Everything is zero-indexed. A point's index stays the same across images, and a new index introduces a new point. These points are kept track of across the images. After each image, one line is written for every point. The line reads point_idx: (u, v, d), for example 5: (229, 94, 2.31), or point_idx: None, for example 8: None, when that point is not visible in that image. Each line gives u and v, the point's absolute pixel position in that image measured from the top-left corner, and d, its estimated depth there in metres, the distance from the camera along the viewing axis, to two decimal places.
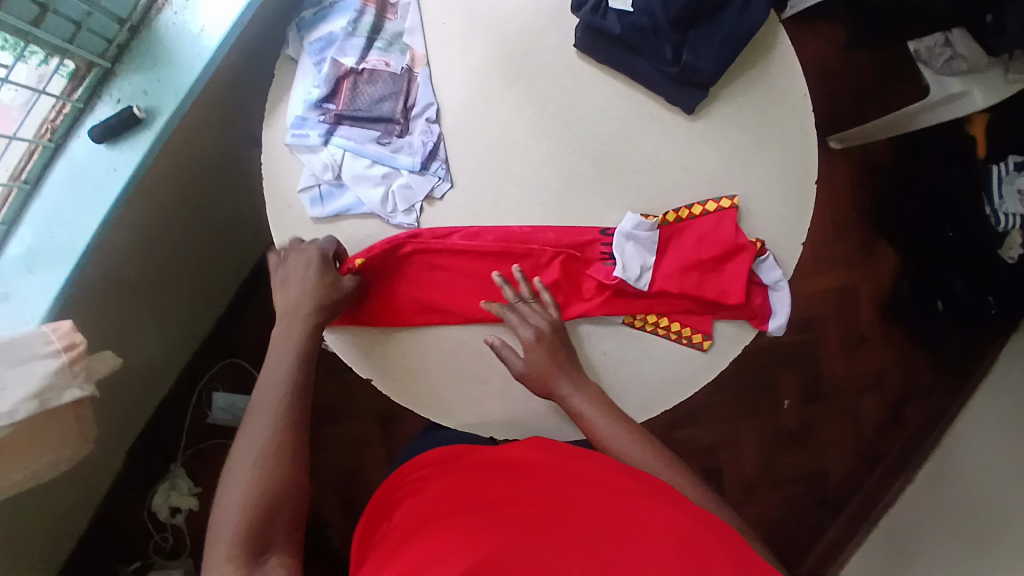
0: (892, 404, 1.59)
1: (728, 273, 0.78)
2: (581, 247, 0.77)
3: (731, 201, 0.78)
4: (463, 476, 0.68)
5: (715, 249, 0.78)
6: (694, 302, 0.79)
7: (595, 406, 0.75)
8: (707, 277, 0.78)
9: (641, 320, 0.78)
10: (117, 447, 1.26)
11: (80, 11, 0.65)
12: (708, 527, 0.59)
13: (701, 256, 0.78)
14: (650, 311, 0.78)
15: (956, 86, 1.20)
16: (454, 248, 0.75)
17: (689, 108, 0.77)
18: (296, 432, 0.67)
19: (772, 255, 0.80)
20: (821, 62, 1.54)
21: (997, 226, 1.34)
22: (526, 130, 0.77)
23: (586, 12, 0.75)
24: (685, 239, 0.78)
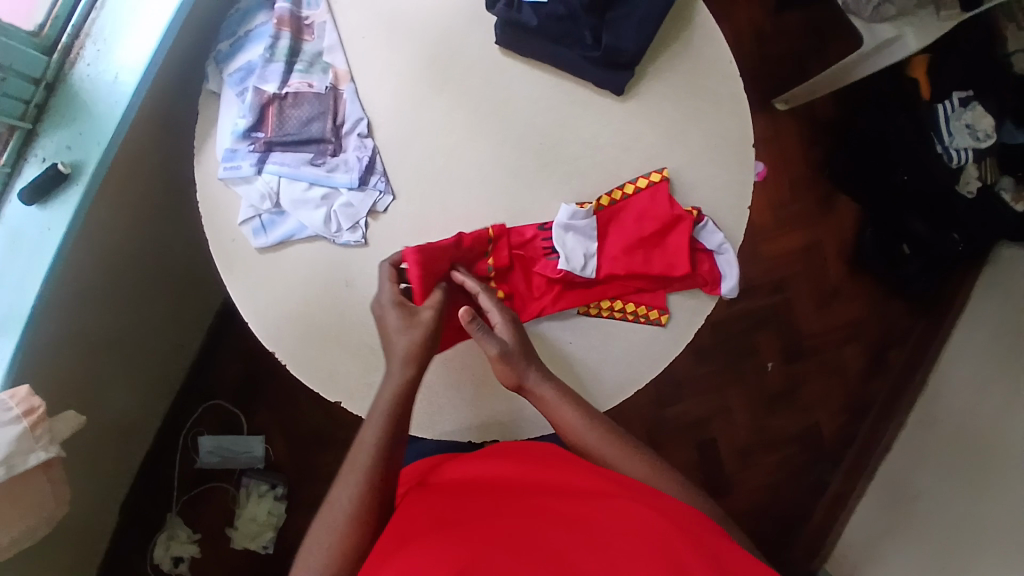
0: (874, 351, 1.60)
1: (671, 246, 0.78)
2: (525, 244, 0.77)
3: (660, 174, 0.79)
4: (456, 491, 0.70)
5: (656, 223, 0.78)
6: (644, 280, 0.79)
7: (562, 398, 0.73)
8: (649, 253, 0.78)
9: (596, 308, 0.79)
10: (109, 505, 1.24)
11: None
12: (686, 524, 0.61)
13: (644, 233, 0.78)
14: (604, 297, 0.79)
15: (888, 31, 1.21)
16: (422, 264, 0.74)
17: (619, 89, 0.78)
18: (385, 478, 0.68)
19: (711, 220, 0.80)
20: (754, 27, 1.56)
21: (952, 162, 1.37)
22: (461, 132, 0.77)
23: (501, 8, 0.75)
24: (625, 219, 0.79)
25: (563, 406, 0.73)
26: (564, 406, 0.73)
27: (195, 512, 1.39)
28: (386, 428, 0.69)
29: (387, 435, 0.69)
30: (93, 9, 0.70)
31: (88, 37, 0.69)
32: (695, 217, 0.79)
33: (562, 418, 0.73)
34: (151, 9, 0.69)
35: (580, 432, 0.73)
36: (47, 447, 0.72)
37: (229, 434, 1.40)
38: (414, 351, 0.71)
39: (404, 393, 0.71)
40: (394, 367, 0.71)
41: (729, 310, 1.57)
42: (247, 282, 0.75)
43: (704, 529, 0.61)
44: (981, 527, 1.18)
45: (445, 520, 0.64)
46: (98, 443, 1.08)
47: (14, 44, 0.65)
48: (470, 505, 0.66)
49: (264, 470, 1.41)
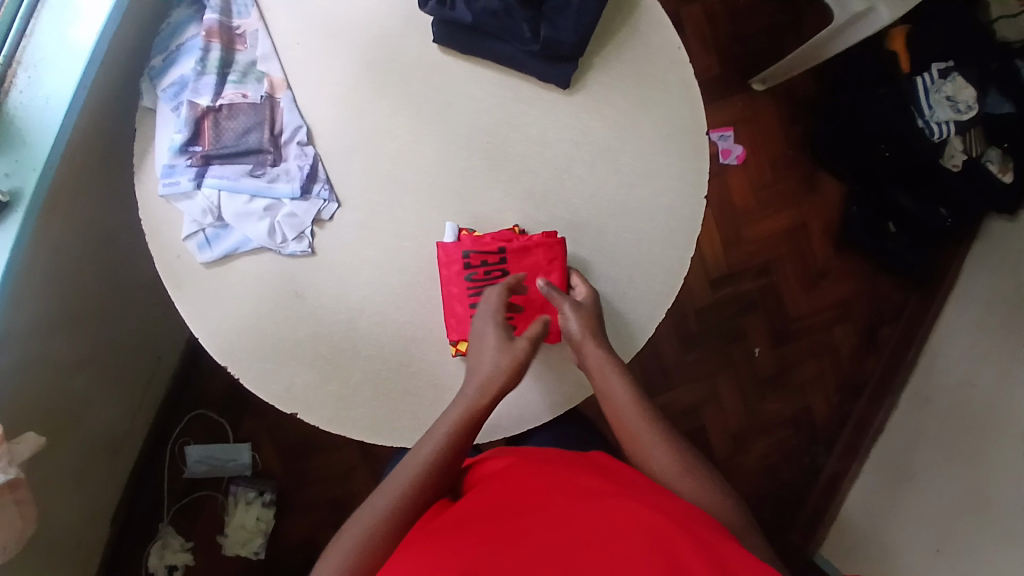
0: (866, 329, 1.57)
1: (547, 258, 0.76)
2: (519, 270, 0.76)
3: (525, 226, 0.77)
4: (466, 492, 0.70)
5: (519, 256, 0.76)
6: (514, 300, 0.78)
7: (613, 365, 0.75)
8: (531, 274, 0.77)
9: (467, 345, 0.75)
10: (98, 521, 1.24)
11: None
12: (689, 522, 0.61)
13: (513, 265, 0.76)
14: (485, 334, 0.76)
15: (859, 5, 1.17)
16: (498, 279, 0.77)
17: (563, 83, 0.77)
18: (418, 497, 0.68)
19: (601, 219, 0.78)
20: (727, 6, 1.53)
21: (934, 136, 1.34)
22: (405, 135, 0.76)
23: (434, 7, 0.73)
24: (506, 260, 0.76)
25: (614, 378, 0.75)
26: (611, 374, 0.75)
27: (187, 520, 1.40)
28: (434, 456, 0.69)
29: (434, 462, 0.69)
30: (23, 35, 0.68)
31: (18, 63, 0.67)
32: (516, 233, 0.77)
33: (609, 383, 0.75)
34: (79, 32, 0.68)
35: (622, 400, 0.75)
36: (6, 470, 0.72)
37: (216, 443, 1.41)
38: (483, 378, 0.72)
39: (473, 423, 0.71)
40: (468, 390, 0.72)
41: (715, 297, 1.54)
42: (195, 300, 0.74)
43: (683, 533, 0.57)
44: (982, 508, 1.16)
45: (451, 524, 0.64)
46: (83, 462, 1.08)
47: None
48: (477, 505, 0.66)
49: (252, 477, 1.42)
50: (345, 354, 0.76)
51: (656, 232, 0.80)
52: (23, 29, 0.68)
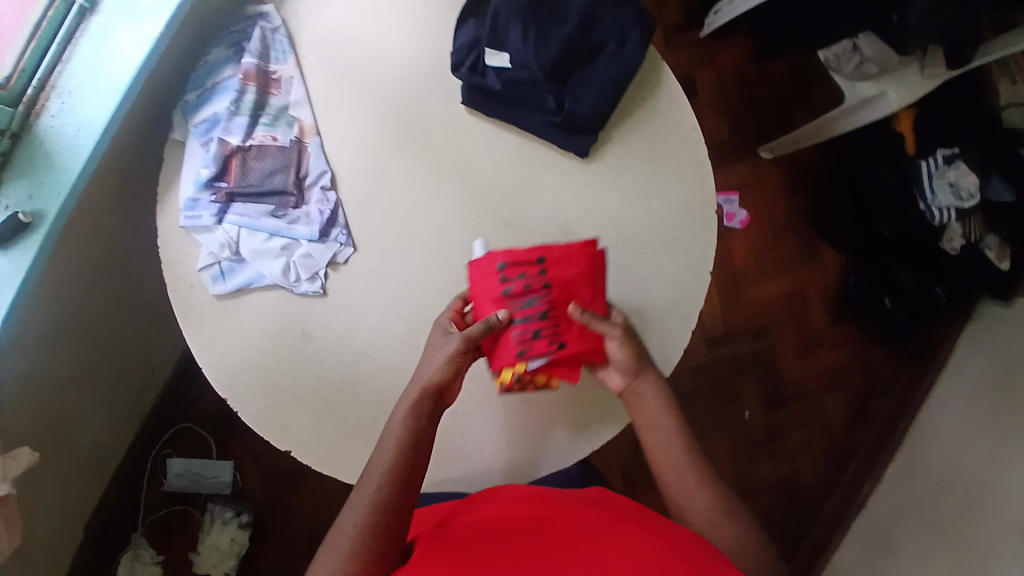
0: (855, 400, 1.59)
1: (593, 290, 0.73)
2: (562, 293, 0.72)
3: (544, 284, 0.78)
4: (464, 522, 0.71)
5: (570, 271, 0.72)
6: (553, 321, 0.71)
7: (658, 397, 0.76)
8: (575, 292, 0.72)
9: (512, 374, 0.69)
10: (72, 529, 1.22)
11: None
12: (682, 547, 0.63)
13: (563, 282, 0.72)
14: (531, 364, 0.69)
15: (870, 89, 1.23)
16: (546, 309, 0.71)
17: (582, 152, 0.79)
18: (390, 505, 0.68)
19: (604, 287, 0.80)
20: (742, 74, 1.57)
21: (934, 220, 1.36)
22: (424, 188, 0.78)
23: (465, 73, 0.76)
24: (553, 276, 0.72)
25: (655, 405, 0.76)
26: (655, 405, 0.76)
27: (163, 534, 1.39)
28: (393, 461, 0.69)
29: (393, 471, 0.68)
30: (59, 62, 0.70)
31: (53, 89, 0.69)
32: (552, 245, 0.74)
33: (650, 416, 0.76)
34: (114, 64, 0.69)
35: (661, 436, 0.76)
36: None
37: (199, 458, 1.40)
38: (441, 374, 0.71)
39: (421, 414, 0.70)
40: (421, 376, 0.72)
41: (709, 355, 1.55)
42: (202, 331, 0.75)
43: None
44: None
45: (454, 553, 0.65)
46: (65, 470, 1.07)
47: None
48: (477, 537, 0.68)
49: (231, 496, 1.40)
50: (343, 397, 0.76)
51: (659, 303, 0.81)
52: (59, 55, 0.70)
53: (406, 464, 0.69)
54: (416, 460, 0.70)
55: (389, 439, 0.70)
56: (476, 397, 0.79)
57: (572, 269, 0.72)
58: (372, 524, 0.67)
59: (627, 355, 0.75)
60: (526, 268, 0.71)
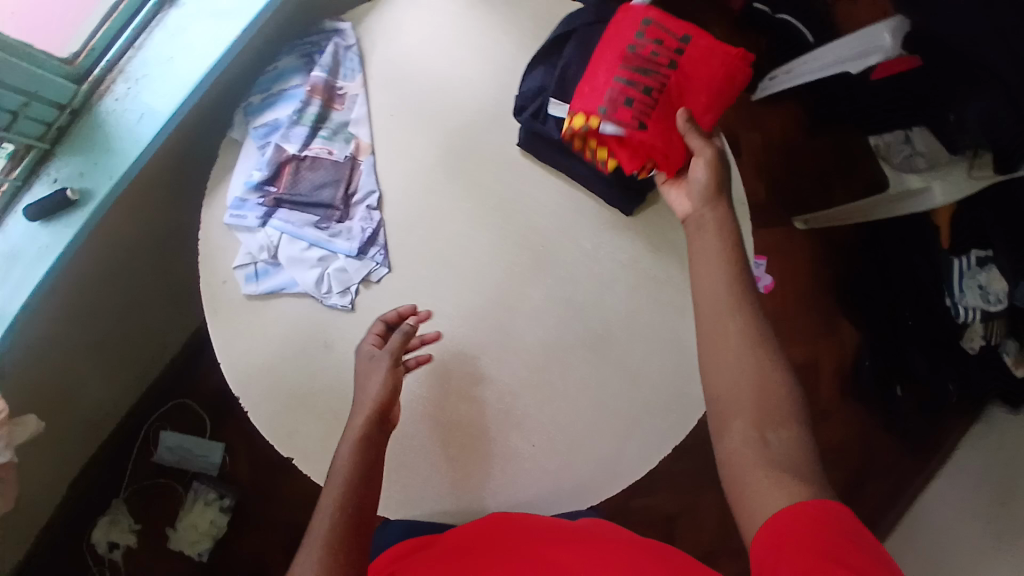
0: (853, 483, 1.57)
1: (710, 104, 0.74)
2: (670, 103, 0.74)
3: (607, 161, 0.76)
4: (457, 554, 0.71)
5: (695, 90, 0.74)
6: (654, 101, 0.74)
7: (722, 234, 0.69)
8: (693, 97, 0.74)
9: (584, 119, 0.73)
10: (54, 487, 1.22)
11: (18, 103, 0.63)
12: None
13: (680, 93, 0.74)
14: (606, 124, 0.72)
15: (916, 182, 1.23)
16: (654, 86, 0.74)
17: (628, 210, 0.80)
18: (351, 519, 0.64)
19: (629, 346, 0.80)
20: (788, 142, 1.58)
21: (957, 318, 1.34)
22: (467, 221, 0.78)
23: (526, 118, 0.76)
24: (670, 89, 0.74)
25: (715, 239, 0.69)
26: (717, 245, 0.69)
27: (143, 504, 1.38)
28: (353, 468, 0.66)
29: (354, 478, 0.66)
30: (131, 47, 0.71)
31: (121, 73, 0.70)
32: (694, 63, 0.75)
33: (707, 248, 0.69)
34: (185, 59, 0.70)
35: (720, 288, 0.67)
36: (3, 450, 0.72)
37: (192, 435, 1.40)
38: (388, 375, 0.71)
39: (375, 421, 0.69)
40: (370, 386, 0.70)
41: None
42: (227, 327, 0.75)
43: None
44: None
45: None
46: (62, 430, 1.07)
47: (45, 73, 0.64)
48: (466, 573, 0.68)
49: (218, 477, 1.40)
50: None
51: (681, 369, 0.80)
52: (131, 41, 0.71)
53: (364, 467, 0.67)
54: (373, 464, 0.67)
55: (346, 454, 0.67)
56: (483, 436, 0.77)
57: (699, 81, 0.74)
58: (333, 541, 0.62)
59: (706, 182, 0.71)
60: (653, 71, 0.74)
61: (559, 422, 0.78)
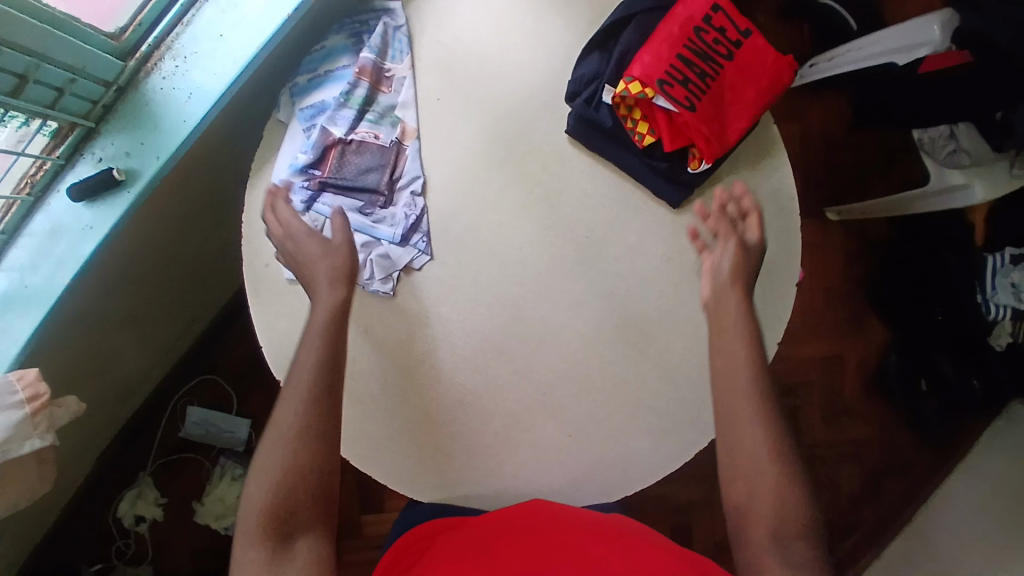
0: (868, 476, 1.57)
1: (761, 97, 0.73)
2: (722, 88, 0.72)
3: (648, 138, 0.74)
4: (480, 536, 0.71)
5: (749, 81, 0.73)
6: (708, 85, 0.72)
7: (742, 308, 0.73)
8: (745, 87, 0.73)
9: (639, 89, 0.71)
10: (84, 459, 1.23)
11: (63, 79, 0.62)
12: None
13: (734, 80, 0.73)
14: (659, 97, 0.71)
15: (958, 178, 1.19)
16: (709, 70, 0.72)
17: (676, 203, 0.78)
18: (312, 445, 0.64)
19: (671, 342, 0.79)
20: (825, 132, 1.54)
21: (987, 314, 1.36)
22: (512, 210, 0.77)
23: (580, 103, 0.74)
24: (725, 76, 0.73)
25: (736, 313, 0.73)
26: (737, 319, 0.72)
27: (169, 477, 1.41)
28: (308, 384, 0.65)
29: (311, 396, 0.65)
30: (179, 22, 0.68)
31: (169, 50, 0.68)
32: (751, 54, 0.73)
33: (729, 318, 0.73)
34: (237, 37, 0.68)
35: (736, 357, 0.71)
36: (44, 436, 0.67)
37: (220, 410, 1.40)
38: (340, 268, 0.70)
39: (333, 337, 0.68)
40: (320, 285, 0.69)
41: None
42: (269, 310, 0.75)
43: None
44: None
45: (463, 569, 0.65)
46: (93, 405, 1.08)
47: (91, 49, 0.62)
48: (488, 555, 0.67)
49: (243, 453, 1.41)
50: (390, 400, 0.77)
51: None
52: (180, 15, 0.68)
53: (325, 396, 0.65)
54: (331, 377, 0.66)
55: (302, 371, 0.66)
56: (522, 426, 0.77)
57: (753, 74, 0.73)
58: (293, 460, 0.63)
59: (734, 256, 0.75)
60: (710, 56, 0.72)
61: (596, 414, 0.78)
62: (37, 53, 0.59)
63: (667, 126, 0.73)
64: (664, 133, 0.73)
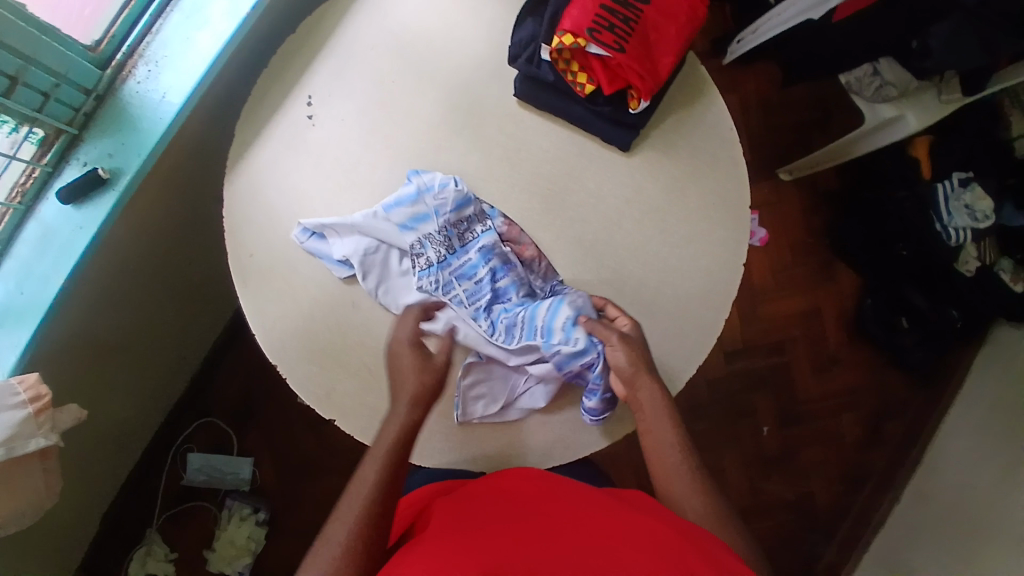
0: (871, 422, 1.58)
1: (681, 33, 0.80)
2: (646, 29, 0.79)
3: (588, 86, 0.80)
4: (480, 501, 0.71)
5: (669, 20, 0.80)
6: (633, 29, 0.78)
7: (658, 406, 0.75)
8: (666, 26, 0.80)
9: (573, 39, 0.76)
10: (89, 517, 1.23)
11: (48, 83, 0.68)
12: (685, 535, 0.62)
13: (656, 22, 0.79)
14: (592, 46, 0.77)
15: (889, 111, 1.27)
16: (633, 15, 0.79)
17: (625, 144, 0.83)
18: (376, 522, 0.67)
19: (645, 276, 0.83)
20: (763, 99, 1.64)
21: (951, 241, 1.39)
22: (475, 172, 0.82)
23: (522, 63, 0.80)
24: (648, 19, 0.79)
25: (658, 413, 0.75)
26: (659, 419, 0.75)
27: (175, 529, 1.37)
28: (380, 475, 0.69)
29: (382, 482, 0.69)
30: (150, 32, 0.75)
31: (142, 57, 0.74)
32: None
33: (650, 421, 0.75)
34: (203, 38, 0.74)
35: (661, 442, 0.75)
36: (49, 434, 0.72)
37: (221, 455, 1.39)
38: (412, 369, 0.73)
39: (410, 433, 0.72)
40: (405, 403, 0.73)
41: (726, 369, 1.57)
42: (256, 296, 0.78)
43: (693, 559, 0.57)
44: None
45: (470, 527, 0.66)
46: (89, 448, 1.08)
47: (72, 55, 0.69)
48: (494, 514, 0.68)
49: (249, 493, 1.39)
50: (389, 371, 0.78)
51: (694, 293, 0.83)
52: (149, 26, 0.75)
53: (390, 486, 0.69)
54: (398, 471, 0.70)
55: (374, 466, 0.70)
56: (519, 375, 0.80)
57: (671, 14, 0.80)
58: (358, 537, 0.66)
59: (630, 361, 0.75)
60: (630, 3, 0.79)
61: None
62: (27, 56, 0.66)
63: (603, 71, 0.78)
64: (602, 78, 0.78)
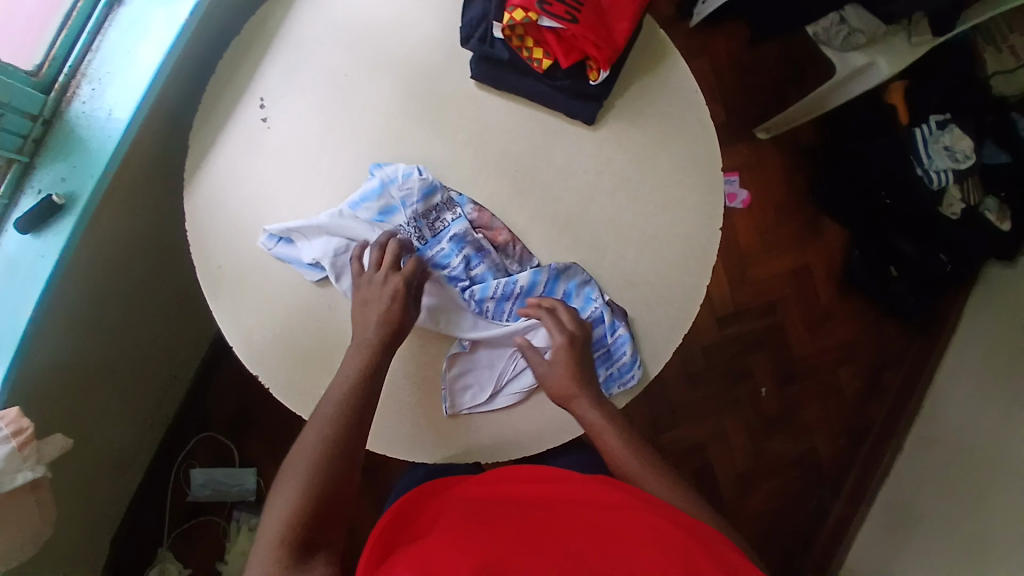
0: (869, 373, 1.58)
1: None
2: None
3: (546, 61, 0.78)
4: (484, 496, 0.71)
5: None
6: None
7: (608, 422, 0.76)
8: None
9: (523, 14, 0.75)
10: (98, 543, 1.22)
11: None
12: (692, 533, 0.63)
13: None
14: (544, 18, 0.75)
15: (860, 58, 1.24)
16: None
17: (589, 117, 0.82)
18: (330, 468, 0.68)
19: (622, 248, 0.82)
20: (733, 59, 1.62)
21: (932, 184, 1.39)
22: (440, 159, 0.80)
23: (475, 44, 0.79)
24: None
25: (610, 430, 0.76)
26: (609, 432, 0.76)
27: (187, 546, 1.38)
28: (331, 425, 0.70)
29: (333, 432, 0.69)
30: (89, 50, 0.73)
31: (84, 76, 0.72)
32: None
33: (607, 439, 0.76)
34: (145, 50, 0.73)
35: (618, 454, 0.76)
36: (35, 467, 0.71)
37: (222, 467, 1.39)
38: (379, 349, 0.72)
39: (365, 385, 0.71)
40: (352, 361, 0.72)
41: (720, 335, 1.57)
42: (232, 308, 0.77)
43: (700, 557, 0.57)
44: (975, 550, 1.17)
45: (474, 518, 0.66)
46: (88, 475, 1.07)
47: (14, 82, 0.67)
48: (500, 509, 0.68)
49: (256, 503, 1.39)
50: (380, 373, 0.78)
51: (672, 261, 0.82)
52: (88, 44, 0.73)
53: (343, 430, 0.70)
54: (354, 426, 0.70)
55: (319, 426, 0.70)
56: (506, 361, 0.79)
57: None
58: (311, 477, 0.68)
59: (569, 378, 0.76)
60: None
61: None
62: None
63: (558, 44, 0.77)
64: (558, 51, 0.77)
